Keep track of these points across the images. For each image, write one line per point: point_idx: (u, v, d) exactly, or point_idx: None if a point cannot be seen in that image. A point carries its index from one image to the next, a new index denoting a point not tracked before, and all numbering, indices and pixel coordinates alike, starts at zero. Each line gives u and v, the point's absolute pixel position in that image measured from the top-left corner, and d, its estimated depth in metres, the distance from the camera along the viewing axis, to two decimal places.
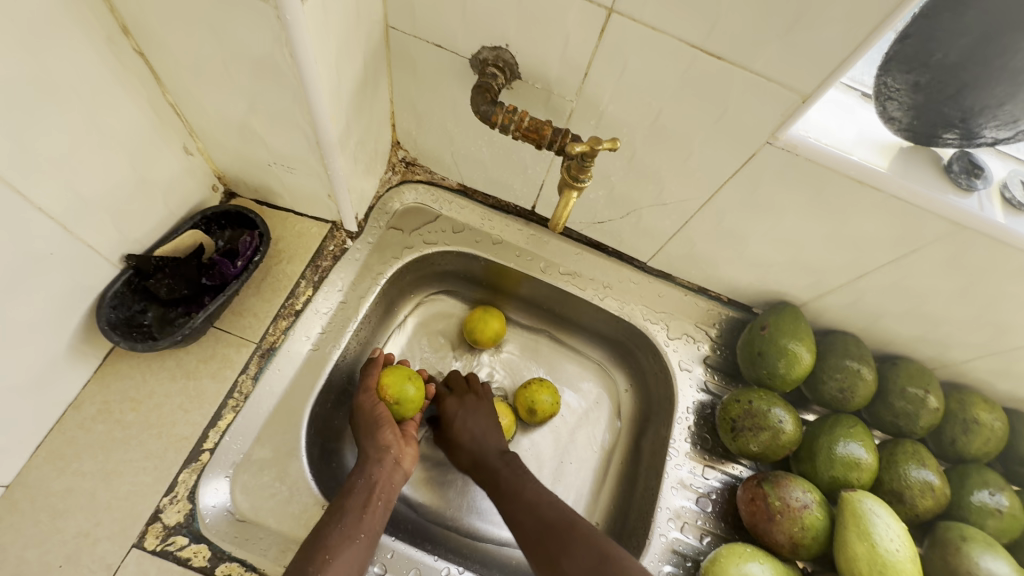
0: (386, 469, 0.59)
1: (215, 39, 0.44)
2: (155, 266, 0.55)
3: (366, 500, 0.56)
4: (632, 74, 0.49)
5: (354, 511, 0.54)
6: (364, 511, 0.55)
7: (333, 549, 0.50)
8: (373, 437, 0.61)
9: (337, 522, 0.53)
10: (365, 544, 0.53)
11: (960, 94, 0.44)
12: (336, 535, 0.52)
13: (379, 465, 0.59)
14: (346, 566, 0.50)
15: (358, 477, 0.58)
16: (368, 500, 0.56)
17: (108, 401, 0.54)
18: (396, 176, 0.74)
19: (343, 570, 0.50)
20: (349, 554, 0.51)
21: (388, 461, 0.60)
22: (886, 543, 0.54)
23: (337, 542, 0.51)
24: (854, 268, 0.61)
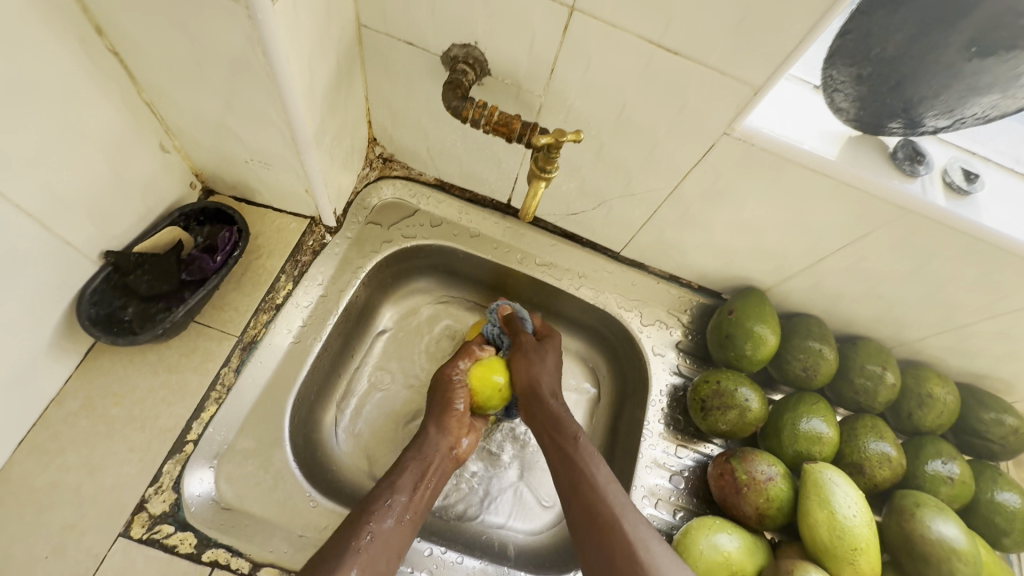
0: (439, 457, 0.61)
1: (189, 38, 0.45)
2: (134, 262, 0.55)
3: (417, 482, 0.57)
4: (596, 69, 0.52)
5: (405, 491, 0.56)
6: (414, 492, 0.56)
7: (376, 527, 0.52)
8: (437, 418, 0.62)
9: (387, 497, 0.54)
10: (402, 533, 0.53)
11: (899, 85, 0.48)
12: (383, 512, 0.53)
13: (434, 449, 0.61)
14: (381, 551, 0.50)
15: (413, 457, 0.60)
16: (417, 483, 0.57)
17: (91, 396, 0.55)
18: (374, 172, 0.76)
19: (378, 553, 0.50)
20: (389, 531, 0.52)
21: (443, 447, 0.61)
22: (844, 510, 0.58)
23: (382, 516, 0.53)
24: (812, 252, 0.64)
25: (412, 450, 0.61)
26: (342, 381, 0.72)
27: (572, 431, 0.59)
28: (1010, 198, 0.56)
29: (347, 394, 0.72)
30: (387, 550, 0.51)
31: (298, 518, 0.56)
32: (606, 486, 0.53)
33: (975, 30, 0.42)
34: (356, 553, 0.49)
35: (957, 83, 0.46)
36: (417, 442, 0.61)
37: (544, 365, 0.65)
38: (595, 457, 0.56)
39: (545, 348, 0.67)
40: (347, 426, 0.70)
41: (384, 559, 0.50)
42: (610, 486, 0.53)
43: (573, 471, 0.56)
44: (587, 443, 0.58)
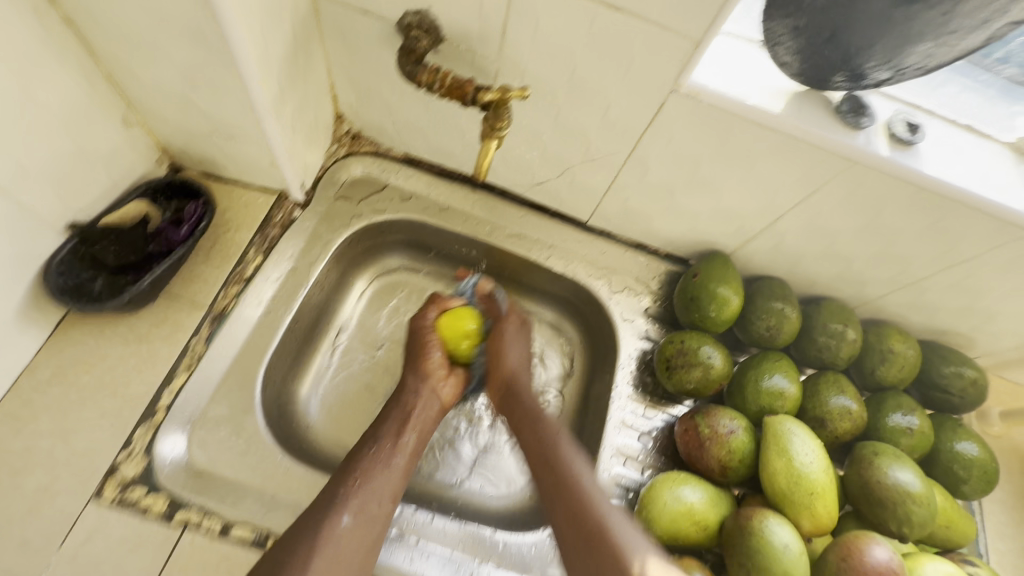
0: (420, 400, 0.64)
1: (140, 5, 0.46)
2: (101, 233, 0.57)
3: (400, 429, 0.61)
4: (544, 31, 0.53)
5: (389, 439, 0.60)
6: (403, 443, 0.61)
7: (362, 474, 0.56)
8: (414, 369, 0.66)
9: (372, 448, 0.58)
10: (392, 475, 0.57)
11: (834, 36, 0.49)
12: (369, 461, 0.57)
13: (414, 395, 0.64)
14: (369, 497, 0.54)
15: (394, 405, 0.63)
16: (401, 429, 0.61)
17: (62, 366, 0.56)
18: (343, 149, 0.77)
19: (372, 495, 0.55)
20: (377, 480, 0.56)
21: (423, 394, 0.65)
22: (801, 458, 0.59)
23: (369, 465, 0.57)
24: (769, 212, 0.66)
25: (393, 400, 0.64)
26: (316, 353, 0.74)
27: (546, 424, 0.62)
28: (954, 148, 0.57)
29: (321, 365, 0.74)
30: (376, 495, 0.55)
31: (270, 480, 0.58)
32: (584, 478, 0.57)
33: None
34: (345, 500, 0.53)
35: (889, 31, 0.47)
36: (398, 394, 0.64)
37: (513, 332, 0.68)
38: (577, 457, 0.59)
39: (510, 323, 0.69)
40: (322, 396, 0.72)
41: (374, 503, 0.55)
42: (586, 474, 0.57)
43: (550, 469, 0.58)
44: (568, 447, 0.60)
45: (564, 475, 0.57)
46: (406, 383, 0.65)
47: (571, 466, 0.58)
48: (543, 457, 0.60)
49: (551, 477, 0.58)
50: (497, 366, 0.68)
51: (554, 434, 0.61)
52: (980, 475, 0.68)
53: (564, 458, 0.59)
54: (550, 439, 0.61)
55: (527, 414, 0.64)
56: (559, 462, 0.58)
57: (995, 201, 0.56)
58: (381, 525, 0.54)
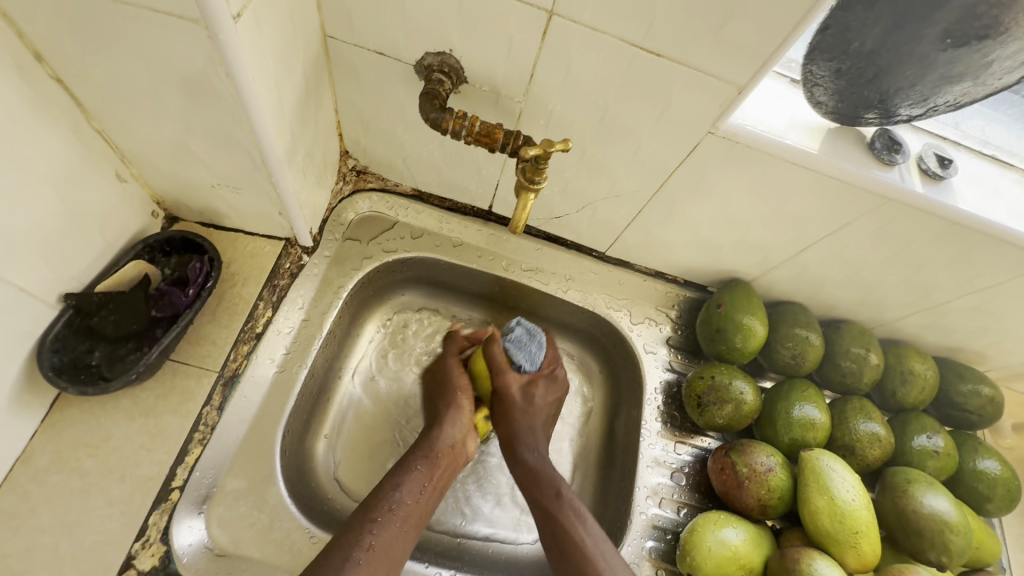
0: (449, 449, 0.60)
1: (142, 61, 0.42)
2: (98, 303, 0.52)
3: (424, 483, 0.56)
4: (576, 73, 0.50)
5: (409, 490, 0.54)
6: (422, 495, 0.55)
7: (378, 533, 0.50)
8: (450, 411, 0.62)
9: (392, 499, 0.53)
10: (407, 534, 0.52)
11: (877, 77, 0.48)
12: (387, 517, 0.51)
13: (444, 443, 0.60)
14: (384, 556, 0.49)
15: (420, 452, 0.58)
16: (423, 484, 0.56)
17: (61, 450, 0.52)
18: (348, 186, 0.72)
19: (385, 554, 0.49)
20: (394, 541, 0.50)
21: (455, 440, 0.61)
22: (843, 495, 0.59)
23: (385, 522, 0.51)
24: (796, 243, 0.65)
25: (417, 446, 0.59)
26: (330, 404, 0.69)
27: (553, 484, 0.58)
28: (979, 181, 0.58)
29: (336, 416, 0.69)
30: (387, 558, 0.49)
31: (299, 557, 0.54)
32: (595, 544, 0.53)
33: (949, 21, 0.42)
34: (358, 563, 0.47)
35: (932, 74, 0.47)
36: (427, 439, 0.60)
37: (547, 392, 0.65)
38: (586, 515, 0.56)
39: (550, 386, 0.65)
40: (338, 451, 0.67)
41: (395, 551, 0.50)
42: (601, 544, 0.53)
43: (557, 521, 0.55)
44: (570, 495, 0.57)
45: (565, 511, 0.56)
46: (438, 431, 0.60)
47: (579, 522, 0.55)
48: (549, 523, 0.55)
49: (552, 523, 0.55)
50: (514, 405, 0.62)
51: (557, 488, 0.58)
52: (1004, 493, 0.69)
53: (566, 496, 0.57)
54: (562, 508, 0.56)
55: (527, 473, 0.60)
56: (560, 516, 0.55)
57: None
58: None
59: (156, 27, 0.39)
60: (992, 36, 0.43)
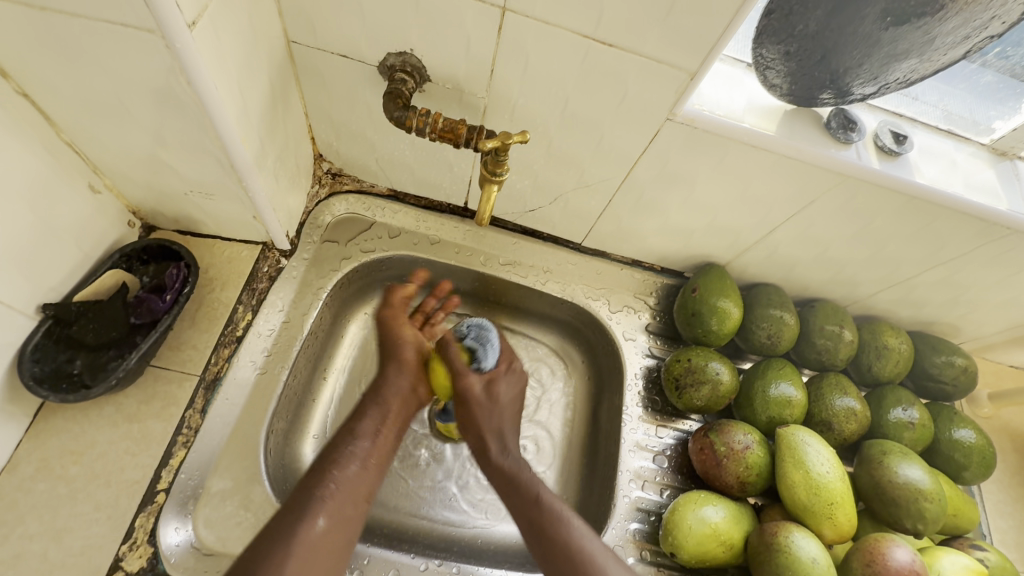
0: (399, 394, 0.60)
1: (104, 73, 0.43)
2: (76, 312, 0.54)
3: (378, 427, 0.57)
4: (534, 67, 0.52)
5: (367, 435, 0.56)
6: (377, 436, 0.56)
7: (339, 475, 0.52)
8: (393, 362, 0.61)
9: (348, 445, 0.54)
10: (369, 473, 0.54)
11: (825, 59, 0.49)
12: (345, 461, 0.53)
13: (395, 392, 0.59)
14: (347, 496, 0.51)
15: (374, 402, 0.58)
16: (379, 428, 0.57)
17: (47, 459, 0.53)
18: (324, 189, 0.73)
19: (345, 498, 0.51)
20: (352, 481, 0.52)
21: (405, 387, 0.60)
22: (817, 468, 0.60)
23: (345, 463, 0.53)
24: (764, 224, 0.66)
25: (372, 395, 0.59)
26: (316, 405, 0.70)
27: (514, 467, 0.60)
28: (935, 155, 0.59)
29: (321, 417, 0.70)
30: (353, 495, 0.51)
31: None
32: (571, 522, 0.54)
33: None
34: (322, 502, 0.49)
35: (878, 52, 0.48)
36: (376, 384, 0.60)
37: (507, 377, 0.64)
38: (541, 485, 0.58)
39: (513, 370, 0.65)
40: (324, 450, 0.68)
41: (351, 504, 0.51)
42: (567, 512, 0.55)
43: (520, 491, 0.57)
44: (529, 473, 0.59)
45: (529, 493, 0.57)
46: (386, 378, 0.60)
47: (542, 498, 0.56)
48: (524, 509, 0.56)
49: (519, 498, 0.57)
50: (479, 407, 0.61)
51: (525, 469, 0.60)
52: (979, 461, 0.71)
53: (528, 480, 0.58)
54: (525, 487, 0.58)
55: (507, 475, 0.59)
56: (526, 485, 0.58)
57: (982, 204, 0.57)
58: (354, 527, 0.50)
59: (113, 38, 0.40)
60: (930, 13, 0.44)
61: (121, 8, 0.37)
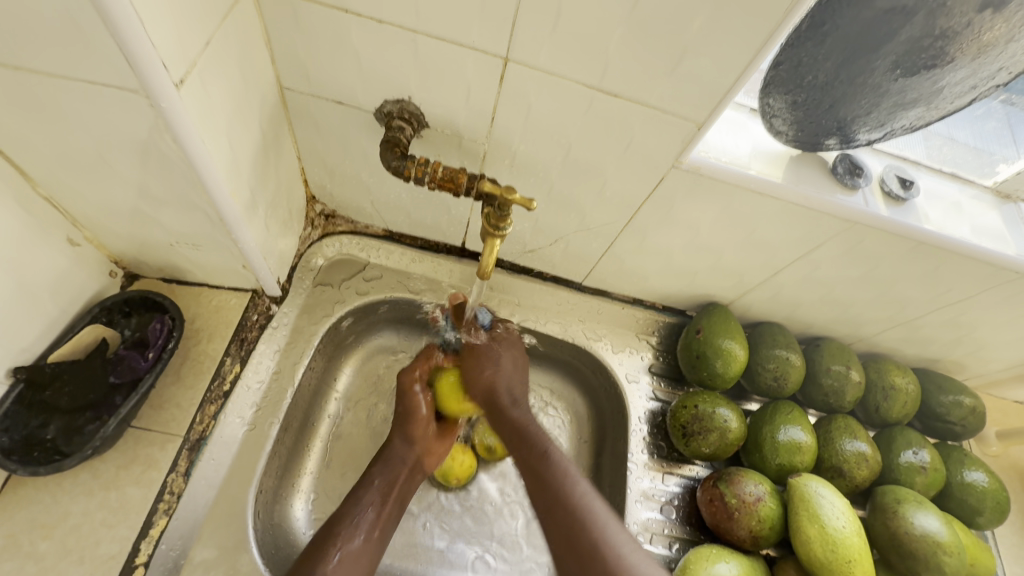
0: (405, 467, 0.59)
1: (85, 131, 0.41)
2: (51, 373, 0.51)
3: (382, 500, 0.57)
4: (537, 116, 0.50)
5: (372, 506, 0.55)
6: (382, 506, 0.56)
7: (343, 547, 0.51)
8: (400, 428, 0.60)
9: (353, 514, 0.53)
10: (371, 546, 0.53)
11: (833, 108, 0.48)
12: (349, 531, 0.52)
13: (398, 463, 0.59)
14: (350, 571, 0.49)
15: (380, 465, 0.59)
16: (383, 500, 0.57)
17: (15, 534, 0.49)
18: (317, 231, 0.70)
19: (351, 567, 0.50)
20: (357, 550, 0.51)
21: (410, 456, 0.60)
22: (833, 522, 0.58)
23: (350, 535, 0.52)
24: (768, 267, 0.65)
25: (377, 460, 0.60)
26: (307, 457, 0.66)
27: (563, 488, 0.52)
28: (940, 199, 0.59)
29: (312, 471, 0.66)
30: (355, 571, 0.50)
31: None
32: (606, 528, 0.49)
33: (897, 53, 0.43)
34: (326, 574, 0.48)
35: (886, 100, 0.47)
36: (383, 455, 0.60)
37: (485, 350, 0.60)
38: (572, 469, 0.54)
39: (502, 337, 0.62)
40: (315, 507, 0.64)
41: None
42: (590, 493, 0.52)
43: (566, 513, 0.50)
44: (557, 457, 0.54)
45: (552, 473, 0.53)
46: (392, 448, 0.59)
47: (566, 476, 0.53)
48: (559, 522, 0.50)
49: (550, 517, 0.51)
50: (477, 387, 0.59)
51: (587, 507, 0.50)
52: (993, 506, 0.69)
53: (563, 495, 0.51)
54: (558, 467, 0.54)
55: (517, 429, 0.57)
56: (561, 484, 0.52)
57: (990, 249, 0.57)
58: None
59: (96, 99, 0.38)
60: (939, 65, 0.44)
61: (105, 68, 0.35)
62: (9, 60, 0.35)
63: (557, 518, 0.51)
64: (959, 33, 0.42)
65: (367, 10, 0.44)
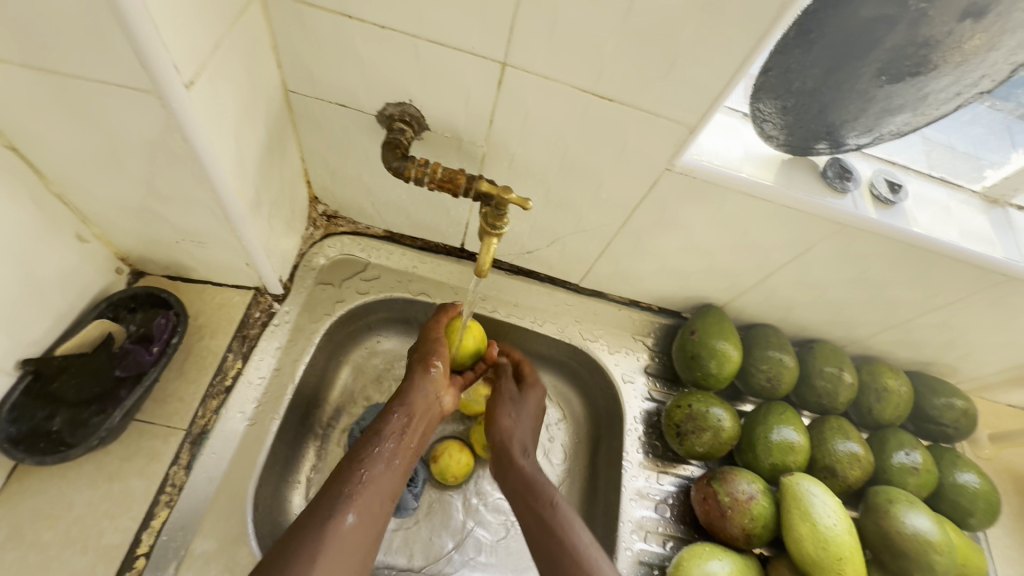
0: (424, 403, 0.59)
1: (97, 130, 0.42)
2: (59, 365, 0.52)
3: (405, 428, 0.57)
4: (534, 119, 0.52)
5: (393, 437, 0.55)
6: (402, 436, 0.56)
7: (366, 475, 0.51)
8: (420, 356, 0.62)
9: (375, 445, 0.54)
10: (393, 478, 0.53)
11: (821, 113, 0.50)
12: (371, 460, 0.53)
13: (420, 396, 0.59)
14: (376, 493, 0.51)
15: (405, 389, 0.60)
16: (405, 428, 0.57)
17: (20, 523, 0.50)
18: (319, 231, 0.72)
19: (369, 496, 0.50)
20: (372, 485, 0.51)
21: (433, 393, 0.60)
22: (825, 520, 0.59)
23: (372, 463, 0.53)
24: (761, 269, 0.66)
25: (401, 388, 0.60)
26: (307, 454, 0.67)
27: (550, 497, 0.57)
28: (929, 203, 0.60)
29: (311, 467, 0.67)
30: (381, 491, 0.51)
31: None
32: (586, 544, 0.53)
33: (882, 60, 0.45)
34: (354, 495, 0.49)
35: (873, 106, 0.49)
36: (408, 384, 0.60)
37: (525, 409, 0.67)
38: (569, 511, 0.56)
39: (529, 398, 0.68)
40: (314, 503, 0.65)
41: (378, 501, 0.51)
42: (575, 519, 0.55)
43: (549, 538, 0.54)
44: (564, 508, 0.56)
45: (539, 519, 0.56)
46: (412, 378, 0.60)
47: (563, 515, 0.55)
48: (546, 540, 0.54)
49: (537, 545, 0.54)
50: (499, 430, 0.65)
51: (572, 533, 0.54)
52: (985, 507, 0.70)
53: (552, 521, 0.55)
54: (546, 495, 0.57)
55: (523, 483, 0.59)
56: (545, 510, 0.56)
57: (978, 252, 0.58)
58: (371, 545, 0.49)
59: (109, 98, 0.39)
60: (923, 72, 0.45)
61: (118, 70, 0.36)
62: (27, 61, 0.37)
63: (545, 543, 0.54)
64: (942, 42, 0.43)
65: (370, 16, 0.45)
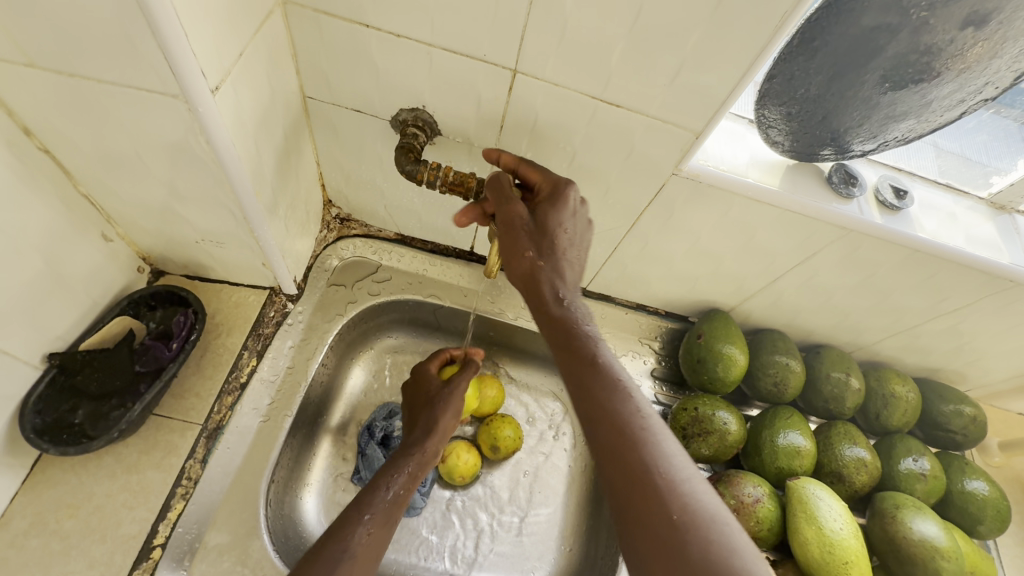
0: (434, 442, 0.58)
1: (126, 133, 0.44)
2: (81, 360, 0.54)
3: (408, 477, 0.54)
4: (543, 124, 0.53)
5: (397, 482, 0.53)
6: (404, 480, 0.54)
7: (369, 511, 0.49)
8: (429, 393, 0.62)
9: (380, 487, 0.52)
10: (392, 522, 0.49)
11: (825, 120, 0.51)
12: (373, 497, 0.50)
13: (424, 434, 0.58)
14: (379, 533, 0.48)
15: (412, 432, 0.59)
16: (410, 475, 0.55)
17: (42, 512, 0.52)
18: (332, 233, 0.73)
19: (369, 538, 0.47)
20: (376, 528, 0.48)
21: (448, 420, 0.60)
22: (831, 524, 0.59)
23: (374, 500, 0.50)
24: (767, 273, 0.67)
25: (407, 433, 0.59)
26: (317, 451, 0.68)
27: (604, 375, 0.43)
28: (936, 210, 0.61)
29: (321, 464, 0.68)
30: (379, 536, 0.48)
31: None
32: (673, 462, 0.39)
33: (885, 68, 0.46)
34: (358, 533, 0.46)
35: (877, 112, 0.49)
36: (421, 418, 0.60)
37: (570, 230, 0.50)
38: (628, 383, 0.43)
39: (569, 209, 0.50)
40: (324, 500, 0.66)
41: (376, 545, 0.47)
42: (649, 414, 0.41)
43: (610, 434, 0.40)
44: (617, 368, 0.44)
45: (604, 378, 0.43)
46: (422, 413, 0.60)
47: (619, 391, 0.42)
48: (612, 442, 0.40)
49: (598, 438, 0.41)
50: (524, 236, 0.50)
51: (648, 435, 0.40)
52: (994, 515, 0.69)
53: (614, 418, 0.41)
54: (610, 378, 0.43)
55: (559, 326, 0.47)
56: (605, 398, 0.42)
57: (985, 258, 0.58)
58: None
59: (138, 103, 0.41)
60: (926, 79, 0.46)
61: (149, 76, 0.38)
62: (63, 67, 0.39)
63: (612, 453, 0.39)
64: (944, 49, 0.44)
65: (386, 25, 0.47)
